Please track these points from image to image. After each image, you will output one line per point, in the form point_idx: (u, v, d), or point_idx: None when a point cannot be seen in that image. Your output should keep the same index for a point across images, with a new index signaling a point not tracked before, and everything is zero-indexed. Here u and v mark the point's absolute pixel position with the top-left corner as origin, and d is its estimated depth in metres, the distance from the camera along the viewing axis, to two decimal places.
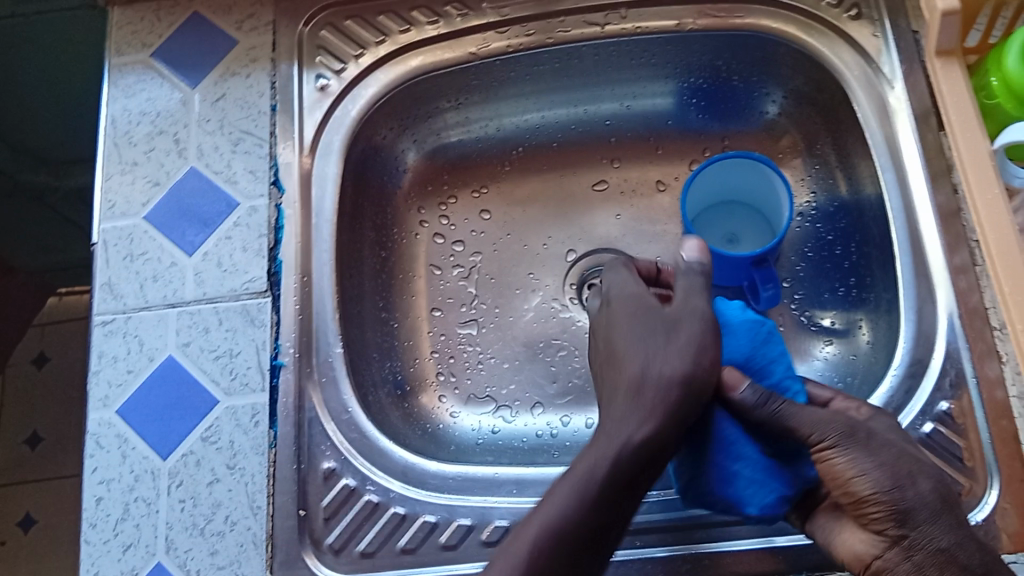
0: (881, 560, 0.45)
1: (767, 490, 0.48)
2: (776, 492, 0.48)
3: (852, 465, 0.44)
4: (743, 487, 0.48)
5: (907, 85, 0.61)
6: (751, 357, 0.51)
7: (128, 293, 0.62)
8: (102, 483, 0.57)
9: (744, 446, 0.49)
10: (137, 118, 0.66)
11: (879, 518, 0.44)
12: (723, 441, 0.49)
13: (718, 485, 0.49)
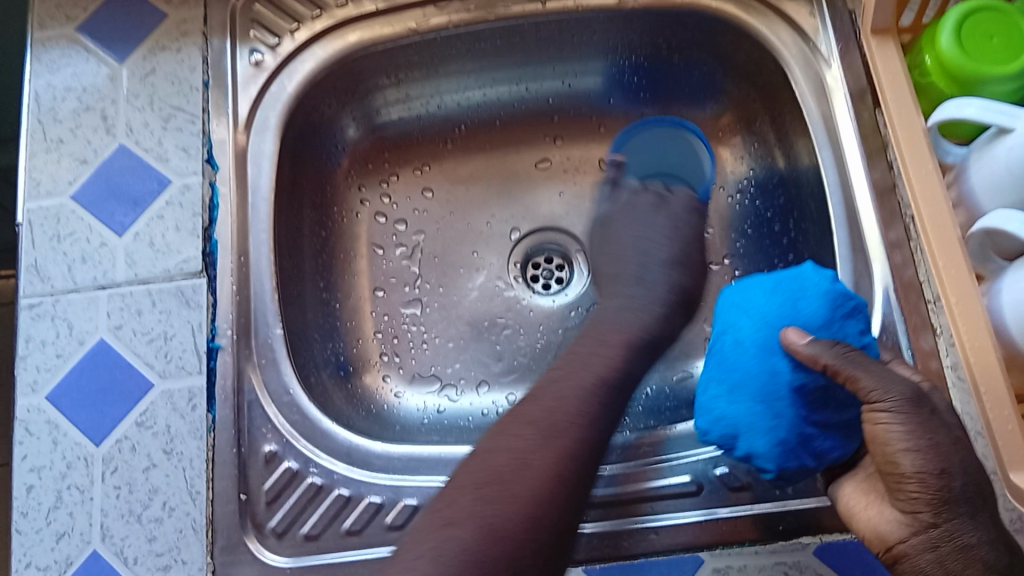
0: (904, 544, 0.44)
1: (797, 451, 0.48)
2: (802, 456, 0.48)
3: (909, 441, 0.43)
4: (766, 444, 0.48)
5: (843, 64, 0.62)
6: (825, 326, 0.49)
7: (56, 276, 0.59)
8: (33, 470, 0.56)
9: (783, 404, 0.48)
10: (62, 94, 0.63)
11: (917, 500, 0.43)
12: (769, 393, 0.48)
13: (747, 436, 0.49)
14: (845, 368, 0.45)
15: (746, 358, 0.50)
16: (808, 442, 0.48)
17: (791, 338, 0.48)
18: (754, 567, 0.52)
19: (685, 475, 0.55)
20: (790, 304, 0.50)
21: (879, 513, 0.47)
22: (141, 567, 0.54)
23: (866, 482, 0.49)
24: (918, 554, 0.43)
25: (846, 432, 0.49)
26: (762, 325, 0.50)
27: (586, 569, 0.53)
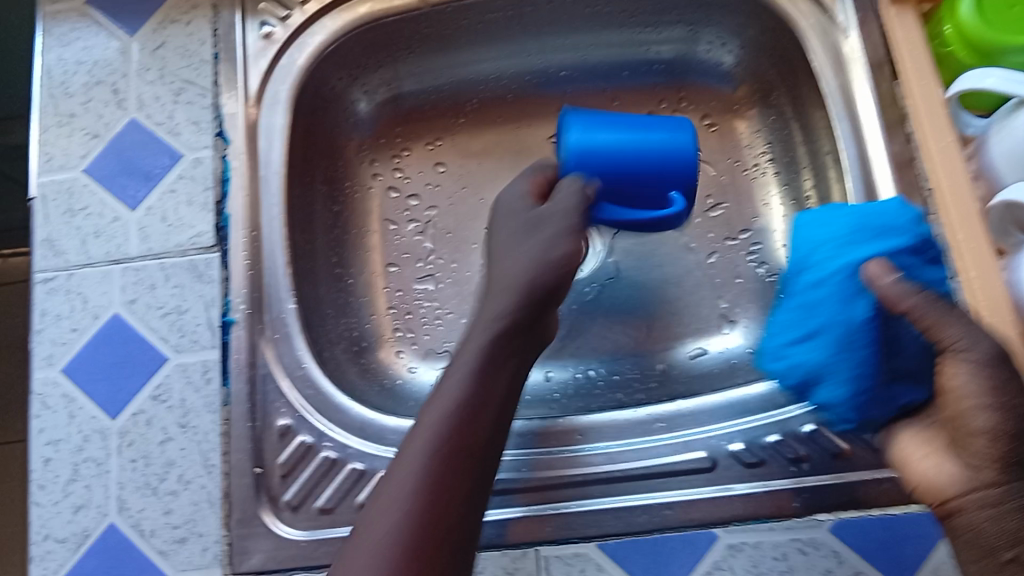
0: (962, 499, 0.42)
1: (875, 396, 0.46)
2: (883, 403, 0.46)
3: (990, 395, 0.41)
4: (842, 389, 0.46)
5: (862, 34, 0.61)
6: (910, 267, 0.46)
7: (70, 250, 0.59)
8: (50, 444, 0.56)
9: (863, 347, 0.45)
10: (73, 68, 0.63)
11: (983, 454, 0.41)
12: (848, 335, 0.45)
13: (821, 379, 0.47)
14: (929, 315, 0.42)
15: (826, 298, 0.47)
16: (890, 388, 0.46)
17: (876, 276, 0.44)
18: (769, 544, 0.51)
19: (701, 450, 0.55)
20: (871, 239, 0.47)
21: (938, 467, 0.44)
22: (158, 538, 0.54)
23: (926, 435, 0.46)
24: (977, 517, 0.41)
25: (920, 378, 0.46)
26: (841, 261, 0.47)
27: (598, 544, 0.52)
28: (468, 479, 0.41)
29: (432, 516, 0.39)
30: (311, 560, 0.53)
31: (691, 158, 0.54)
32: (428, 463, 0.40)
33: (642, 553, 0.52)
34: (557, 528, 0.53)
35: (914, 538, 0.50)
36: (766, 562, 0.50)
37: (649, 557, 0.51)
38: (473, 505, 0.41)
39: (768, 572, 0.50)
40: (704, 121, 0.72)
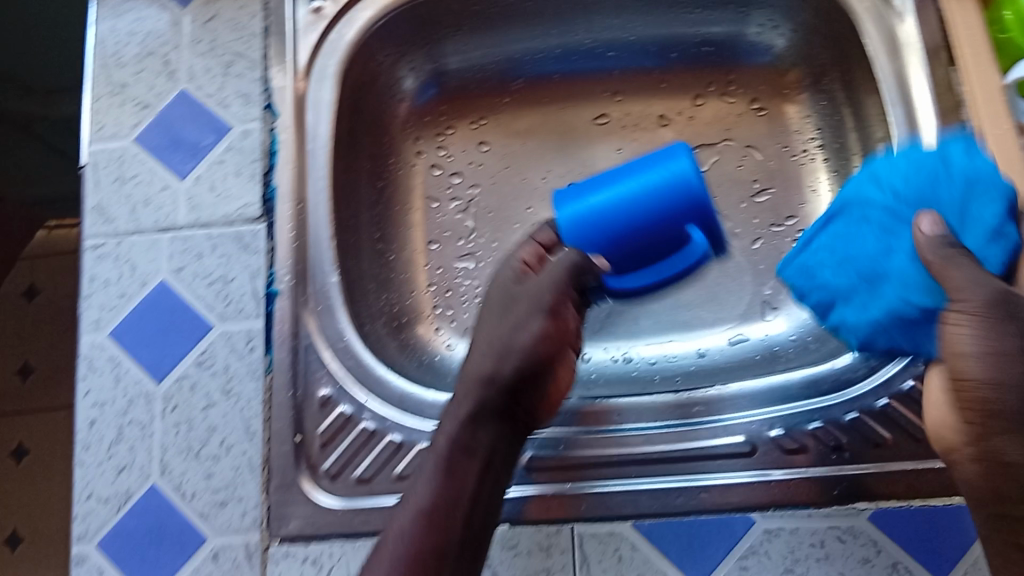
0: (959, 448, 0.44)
1: (889, 325, 0.51)
2: (895, 338, 0.51)
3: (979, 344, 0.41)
4: (859, 314, 0.53)
5: (918, 19, 0.60)
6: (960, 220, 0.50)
7: (119, 217, 0.60)
8: (96, 406, 0.57)
9: (891, 283, 0.51)
10: (126, 39, 0.64)
11: (969, 409, 0.42)
12: (880, 267, 0.52)
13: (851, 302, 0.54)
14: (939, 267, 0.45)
15: (868, 231, 0.53)
16: (907, 330, 0.51)
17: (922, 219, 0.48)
18: (806, 530, 0.50)
19: (740, 435, 0.54)
20: (932, 187, 0.51)
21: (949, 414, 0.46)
22: (198, 502, 0.55)
23: None
24: (969, 463, 0.44)
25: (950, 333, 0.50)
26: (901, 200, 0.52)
27: (634, 523, 0.52)
28: (476, 480, 0.48)
29: (438, 515, 0.45)
30: (347, 527, 0.54)
31: (693, 184, 0.51)
32: (437, 470, 0.47)
33: (677, 535, 0.52)
34: (591, 506, 0.53)
35: (956, 531, 0.50)
36: (802, 548, 0.50)
37: (684, 539, 0.52)
38: (480, 504, 0.47)
39: (804, 559, 0.50)
40: (752, 106, 0.72)
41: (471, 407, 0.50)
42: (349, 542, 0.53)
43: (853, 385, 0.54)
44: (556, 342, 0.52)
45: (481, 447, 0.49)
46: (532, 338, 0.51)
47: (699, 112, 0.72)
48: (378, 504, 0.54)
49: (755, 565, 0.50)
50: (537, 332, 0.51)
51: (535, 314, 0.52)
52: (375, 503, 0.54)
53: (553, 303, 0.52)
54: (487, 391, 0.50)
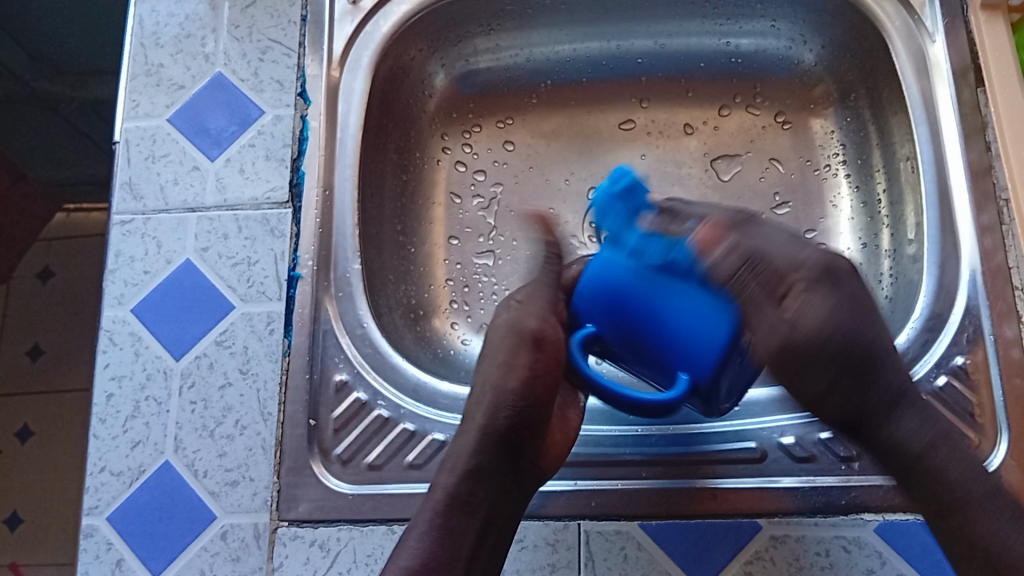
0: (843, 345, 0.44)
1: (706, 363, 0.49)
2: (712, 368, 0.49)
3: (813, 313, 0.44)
4: (693, 353, 0.50)
5: (948, 39, 0.62)
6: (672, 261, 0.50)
7: (148, 195, 0.61)
8: (114, 379, 0.58)
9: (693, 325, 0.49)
10: (164, 20, 0.65)
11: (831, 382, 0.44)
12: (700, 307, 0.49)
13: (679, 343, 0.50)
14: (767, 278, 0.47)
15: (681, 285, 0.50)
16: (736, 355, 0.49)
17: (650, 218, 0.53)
18: (813, 539, 0.51)
19: (752, 440, 0.54)
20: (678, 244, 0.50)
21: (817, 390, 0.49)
22: (209, 480, 0.55)
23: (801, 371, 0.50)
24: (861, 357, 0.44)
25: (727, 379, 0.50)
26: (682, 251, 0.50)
27: (641, 523, 0.52)
28: (476, 538, 0.45)
29: None
30: (355, 513, 0.54)
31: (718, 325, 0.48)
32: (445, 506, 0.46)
33: (684, 537, 0.52)
34: (600, 503, 0.53)
35: None
36: (808, 556, 0.50)
37: (690, 541, 0.52)
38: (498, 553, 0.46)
39: (809, 567, 0.50)
40: (777, 119, 0.72)
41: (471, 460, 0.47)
42: (356, 527, 0.54)
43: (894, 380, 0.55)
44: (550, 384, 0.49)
45: (479, 505, 0.46)
46: (520, 384, 0.48)
47: (725, 122, 0.72)
48: (388, 489, 0.55)
49: (760, 570, 0.50)
50: (526, 375, 0.48)
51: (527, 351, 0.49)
52: (385, 488, 0.55)
53: (549, 354, 0.49)
54: (484, 441, 0.47)
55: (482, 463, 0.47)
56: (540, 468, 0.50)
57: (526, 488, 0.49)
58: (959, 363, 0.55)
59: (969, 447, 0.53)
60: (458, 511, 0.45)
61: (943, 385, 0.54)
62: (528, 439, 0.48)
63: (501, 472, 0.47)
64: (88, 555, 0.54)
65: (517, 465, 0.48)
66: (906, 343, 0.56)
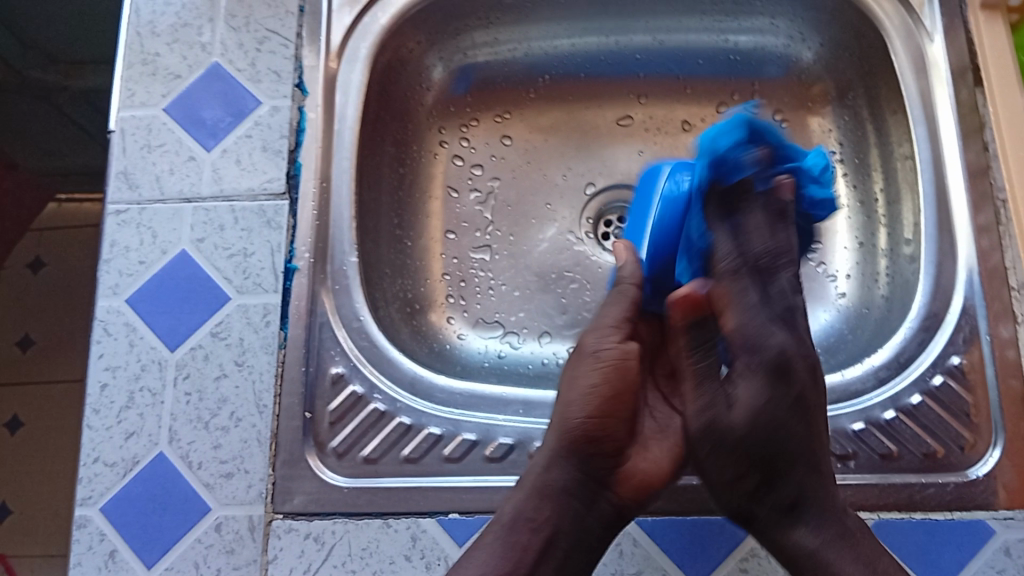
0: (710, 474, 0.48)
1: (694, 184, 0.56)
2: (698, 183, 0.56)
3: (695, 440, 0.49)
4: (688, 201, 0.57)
5: (947, 40, 0.62)
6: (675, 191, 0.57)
7: (144, 185, 0.61)
8: (108, 370, 0.57)
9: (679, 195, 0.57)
10: (161, 9, 0.65)
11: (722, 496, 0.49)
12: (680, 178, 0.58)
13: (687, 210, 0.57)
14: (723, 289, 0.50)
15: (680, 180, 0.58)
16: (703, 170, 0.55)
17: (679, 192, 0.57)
18: None
19: None
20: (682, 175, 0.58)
21: None
22: (204, 472, 0.55)
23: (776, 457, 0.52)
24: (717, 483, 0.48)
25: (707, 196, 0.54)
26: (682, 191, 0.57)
27: (637, 520, 0.52)
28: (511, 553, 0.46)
29: None
30: (351, 507, 0.54)
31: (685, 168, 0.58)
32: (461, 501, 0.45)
33: (679, 533, 0.52)
34: None
35: (954, 546, 0.50)
36: None
37: (687, 538, 0.52)
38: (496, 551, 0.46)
39: None
40: (775, 117, 0.72)
41: (539, 479, 0.48)
42: (352, 521, 0.53)
43: (836, 401, 0.55)
44: (615, 396, 0.49)
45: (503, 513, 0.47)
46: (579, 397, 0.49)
47: (722, 120, 0.72)
48: (384, 483, 0.55)
49: (756, 567, 0.51)
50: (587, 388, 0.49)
51: (595, 371, 0.50)
52: (381, 482, 0.55)
53: (610, 372, 0.50)
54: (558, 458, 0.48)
55: (551, 481, 0.48)
56: (619, 497, 0.49)
57: (603, 516, 0.48)
58: (956, 364, 0.55)
59: (964, 446, 0.53)
60: (524, 527, 0.46)
61: (939, 384, 0.54)
62: (595, 460, 0.48)
63: (571, 492, 0.48)
64: (81, 546, 0.54)
65: (591, 487, 0.48)
66: (903, 342, 0.56)
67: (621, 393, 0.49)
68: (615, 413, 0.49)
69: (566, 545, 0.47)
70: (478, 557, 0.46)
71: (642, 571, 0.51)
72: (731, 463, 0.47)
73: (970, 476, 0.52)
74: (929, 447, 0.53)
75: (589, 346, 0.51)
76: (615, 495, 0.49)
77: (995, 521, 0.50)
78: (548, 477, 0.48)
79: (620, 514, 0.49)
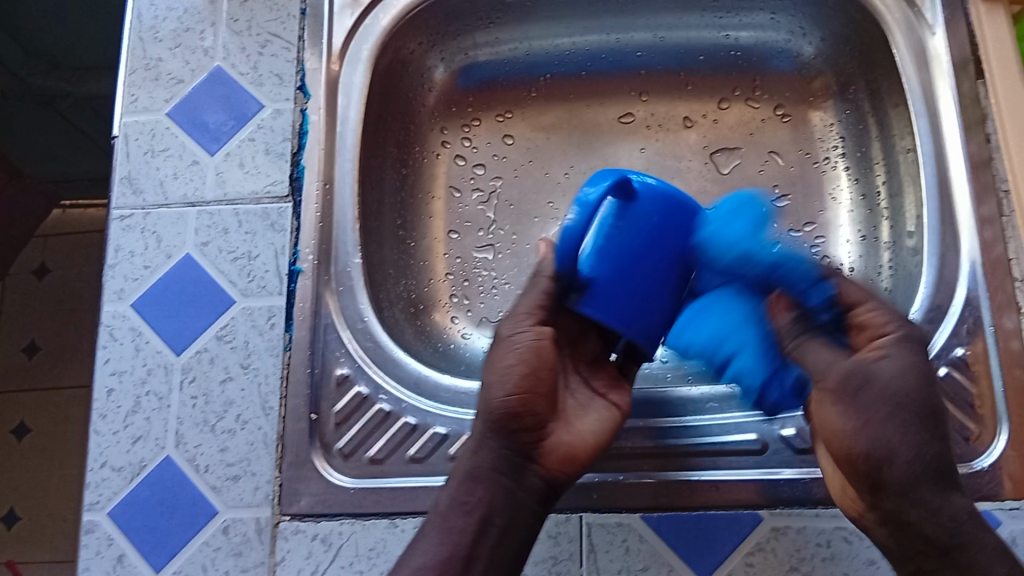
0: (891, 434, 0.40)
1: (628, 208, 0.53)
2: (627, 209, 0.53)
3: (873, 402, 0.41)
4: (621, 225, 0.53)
5: (948, 31, 0.62)
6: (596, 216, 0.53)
7: (148, 190, 0.61)
8: (115, 374, 0.57)
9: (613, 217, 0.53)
10: (163, 14, 0.65)
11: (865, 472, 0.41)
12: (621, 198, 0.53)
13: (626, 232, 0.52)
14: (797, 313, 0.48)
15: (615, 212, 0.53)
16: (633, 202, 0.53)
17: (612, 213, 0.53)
18: (814, 530, 0.51)
19: (753, 433, 0.54)
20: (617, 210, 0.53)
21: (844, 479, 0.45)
22: (211, 475, 0.55)
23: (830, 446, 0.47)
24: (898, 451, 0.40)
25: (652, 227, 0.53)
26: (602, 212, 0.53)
27: (642, 516, 0.53)
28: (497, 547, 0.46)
29: None
30: (357, 507, 0.54)
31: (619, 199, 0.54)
32: None
33: (684, 529, 0.52)
34: (601, 496, 0.53)
35: None
36: (809, 547, 0.51)
37: (691, 534, 0.52)
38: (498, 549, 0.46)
39: (810, 558, 0.50)
40: (777, 112, 0.72)
41: (470, 464, 0.48)
42: (358, 521, 0.54)
43: None
44: (533, 375, 0.48)
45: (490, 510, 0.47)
46: (499, 379, 0.48)
47: (724, 115, 0.72)
48: (391, 483, 0.55)
49: (761, 561, 0.51)
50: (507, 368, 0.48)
51: (512, 353, 0.48)
52: (387, 482, 0.55)
53: (529, 352, 0.48)
54: (487, 444, 0.48)
55: (480, 464, 0.48)
56: (546, 471, 0.49)
57: (534, 490, 0.48)
58: (959, 355, 0.55)
59: (968, 438, 0.53)
60: (459, 512, 0.47)
61: (943, 376, 0.54)
62: (519, 439, 0.48)
63: (500, 470, 0.47)
64: (90, 551, 0.54)
65: (519, 463, 0.48)
66: None
67: (540, 370, 0.48)
68: (539, 394, 0.48)
69: (502, 523, 0.47)
70: (428, 549, 0.46)
71: (648, 567, 0.51)
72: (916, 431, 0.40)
73: (976, 467, 0.52)
74: None
75: (503, 333, 0.50)
76: (543, 470, 0.49)
77: (1001, 512, 0.51)
78: (475, 460, 0.48)
79: (551, 488, 0.49)
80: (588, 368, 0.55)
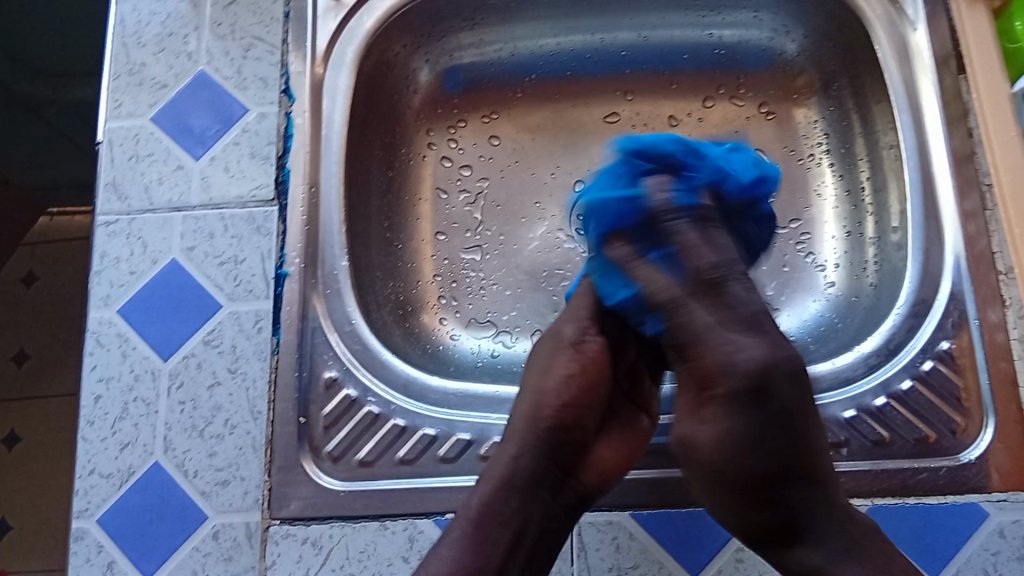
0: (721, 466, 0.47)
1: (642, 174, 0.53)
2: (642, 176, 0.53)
3: (706, 438, 0.47)
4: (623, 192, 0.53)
5: (929, 27, 0.62)
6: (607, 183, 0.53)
7: (132, 195, 0.61)
8: (102, 381, 0.57)
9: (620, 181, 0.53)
10: (146, 18, 0.65)
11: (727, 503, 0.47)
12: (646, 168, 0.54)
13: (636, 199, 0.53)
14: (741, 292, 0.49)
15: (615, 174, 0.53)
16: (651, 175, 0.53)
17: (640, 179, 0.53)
18: None
19: None
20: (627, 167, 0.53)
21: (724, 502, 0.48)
22: (200, 480, 0.55)
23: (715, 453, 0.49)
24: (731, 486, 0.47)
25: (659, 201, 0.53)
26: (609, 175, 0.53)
27: (632, 513, 0.53)
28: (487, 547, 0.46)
29: None
30: (346, 510, 0.54)
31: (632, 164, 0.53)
32: None
33: (675, 526, 0.52)
34: None
35: (949, 529, 0.50)
36: None
37: (681, 531, 0.52)
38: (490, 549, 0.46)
39: None
40: (761, 109, 0.72)
41: (506, 471, 0.49)
42: (348, 524, 0.53)
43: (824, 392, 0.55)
44: (588, 393, 0.50)
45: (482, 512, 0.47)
46: (555, 386, 0.50)
47: (709, 114, 0.73)
48: (380, 484, 0.55)
49: (751, 557, 0.51)
50: (563, 377, 0.50)
51: (572, 363, 0.50)
52: (377, 484, 0.55)
53: (586, 362, 0.50)
54: (526, 450, 0.49)
55: (516, 472, 0.48)
56: (584, 485, 0.50)
57: (567, 502, 0.50)
58: (945, 349, 0.55)
59: (955, 431, 0.53)
60: (494, 520, 0.47)
61: (929, 369, 0.55)
62: (563, 451, 0.50)
63: (538, 480, 0.49)
64: (79, 558, 0.54)
65: (557, 476, 0.49)
66: (891, 330, 0.57)
67: (595, 386, 0.50)
68: (588, 410, 0.50)
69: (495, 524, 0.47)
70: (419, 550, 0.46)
71: (639, 565, 0.51)
72: (747, 467, 0.46)
73: (963, 460, 0.53)
74: (921, 433, 0.54)
75: (567, 338, 0.52)
76: (581, 484, 0.50)
77: (989, 504, 0.51)
78: (515, 467, 0.49)
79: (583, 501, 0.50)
80: (632, 385, 0.54)
